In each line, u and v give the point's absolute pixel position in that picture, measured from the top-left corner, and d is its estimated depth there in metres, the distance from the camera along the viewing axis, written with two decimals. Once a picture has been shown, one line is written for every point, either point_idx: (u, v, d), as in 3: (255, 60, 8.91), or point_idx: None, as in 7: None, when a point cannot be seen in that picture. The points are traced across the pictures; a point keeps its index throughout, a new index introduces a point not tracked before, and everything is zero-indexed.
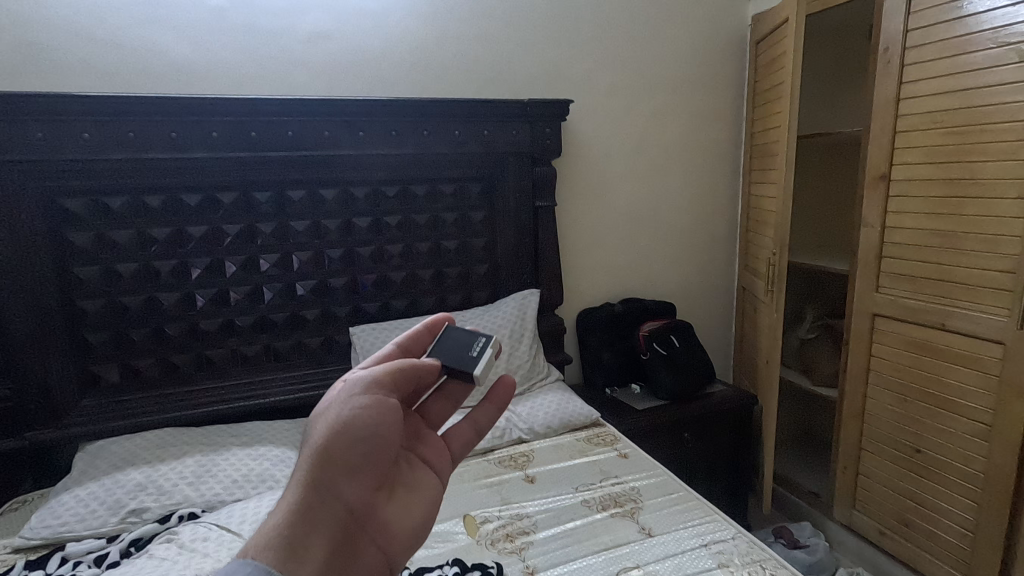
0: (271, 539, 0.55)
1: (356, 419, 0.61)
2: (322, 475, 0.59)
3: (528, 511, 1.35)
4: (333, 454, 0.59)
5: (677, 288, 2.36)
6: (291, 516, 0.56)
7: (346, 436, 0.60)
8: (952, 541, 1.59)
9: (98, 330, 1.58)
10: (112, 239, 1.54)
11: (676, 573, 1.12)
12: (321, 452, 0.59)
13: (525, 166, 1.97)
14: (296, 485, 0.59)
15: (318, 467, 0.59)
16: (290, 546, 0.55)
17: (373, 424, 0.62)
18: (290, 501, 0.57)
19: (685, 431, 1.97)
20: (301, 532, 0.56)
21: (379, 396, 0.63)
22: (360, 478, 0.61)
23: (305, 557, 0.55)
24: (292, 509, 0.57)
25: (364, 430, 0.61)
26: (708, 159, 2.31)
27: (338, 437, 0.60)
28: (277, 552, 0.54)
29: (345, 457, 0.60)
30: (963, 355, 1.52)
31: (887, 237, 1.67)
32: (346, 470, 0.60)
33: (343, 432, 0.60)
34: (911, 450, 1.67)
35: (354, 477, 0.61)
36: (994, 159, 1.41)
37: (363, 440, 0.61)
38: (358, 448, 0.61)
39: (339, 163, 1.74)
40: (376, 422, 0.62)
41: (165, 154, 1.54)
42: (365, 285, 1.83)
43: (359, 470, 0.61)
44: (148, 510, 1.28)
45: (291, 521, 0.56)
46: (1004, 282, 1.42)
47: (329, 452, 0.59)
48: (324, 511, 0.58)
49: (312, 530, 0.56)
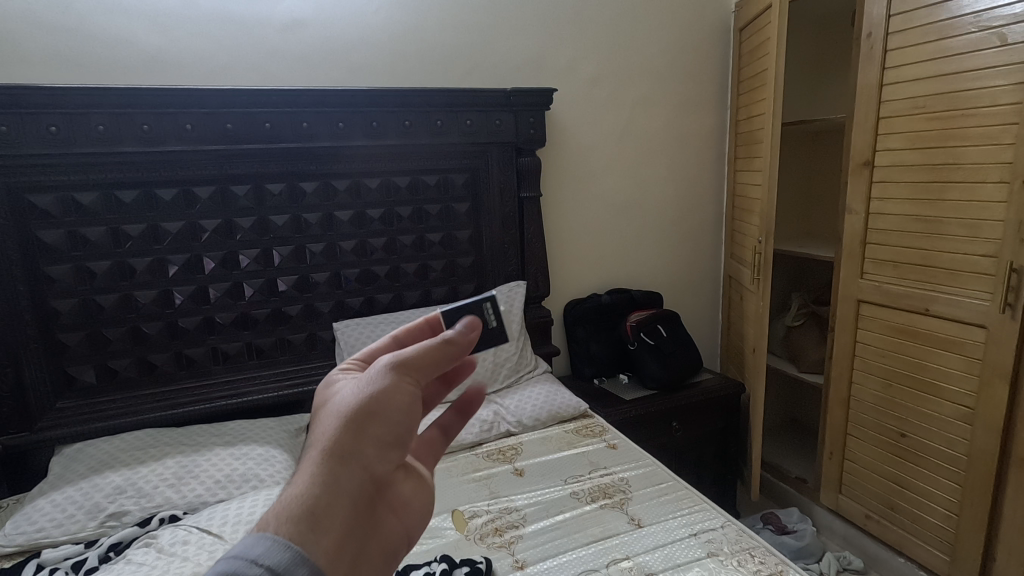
0: (289, 513, 0.42)
1: (393, 392, 0.50)
2: (351, 444, 0.47)
3: (517, 505, 1.34)
4: (363, 425, 0.48)
5: (664, 277, 2.35)
6: (313, 487, 0.44)
7: (379, 406, 0.49)
8: (937, 523, 1.61)
9: (72, 330, 1.53)
10: (85, 236, 1.50)
11: (665, 563, 1.12)
12: (353, 419, 0.48)
13: (509, 157, 1.94)
14: (317, 453, 0.46)
15: (347, 436, 0.47)
16: (308, 519, 0.42)
17: (409, 400, 0.50)
18: (310, 470, 0.45)
19: (673, 421, 1.97)
20: (325, 507, 0.43)
21: (416, 374, 0.52)
22: (391, 454, 0.50)
23: (329, 535, 0.42)
24: (316, 478, 0.45)
25: (400, 404, 0.50)
26: (694, 147, 2.30)
27: (372, 406, 0.49)
28: (293, 525, 0.41)
29: (377, 429, 0.49)
30: (947, 339, 1.53)
31: (871, 224, 1.68)
32: (374, 445, 0.49)
33: (377, 402, 0.49)
34: (896, 434, 1.69)
35: (385, 453, 0.49)
36: (976, 144, 1.42)
37: (397, 414, 0.50)
38: (391, 423, 0.50)
39: (319, 155, 1.70)
40: (413, 398, 0.51)
41: (138, 148, 1.50)
42: (349, 280, 1.80)
43: (390, 447, 0.50)
44: (127, 513, 1.25)
45: (312, 492, 0.44)
46: (987, 266, 1.42)
47: (361, 422, 0.48)
48: (349, 486, 0.46)
49: (334, 507, 0.44)
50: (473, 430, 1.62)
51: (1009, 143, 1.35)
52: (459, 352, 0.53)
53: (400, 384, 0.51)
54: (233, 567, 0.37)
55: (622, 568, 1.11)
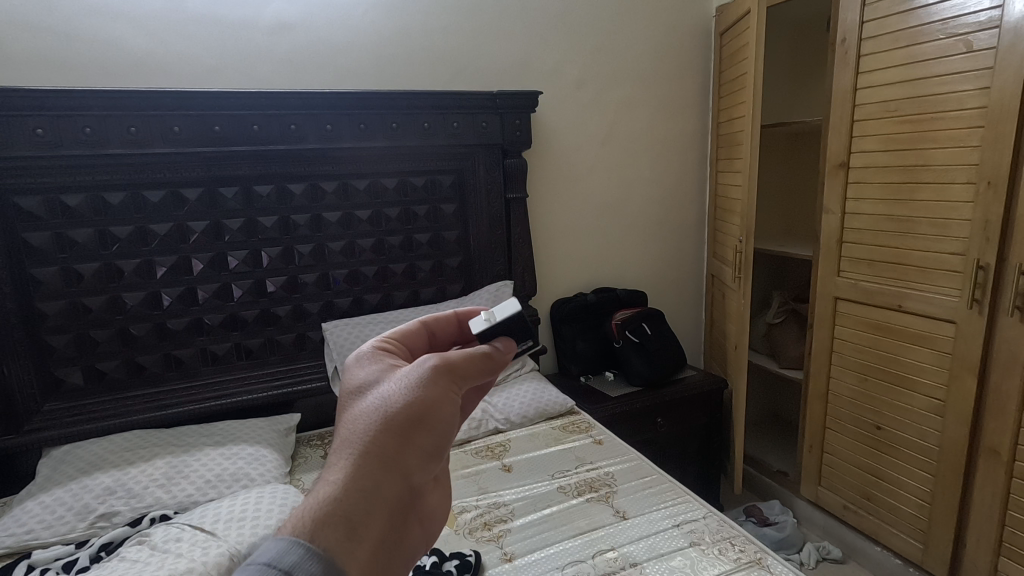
0: (327, 512, 0.42)
1: (435, 399, 0.52)
2: (393, 448, 0.48)
3: (505, 499, 1.38)
4: (409, 432, 0.49)
5: (650, 276, 2.40)
6: (350, 485, 0.44)
7: (423, 413, 0.51)
8: (912, 512, 1.66)
9: (59, 332, 1.53)
10: (71, 238, 1.50)
11: (649, 553, 1.15)
12: (398, 421, 0.49)
13: (496, 158, 1.97)
14: (357, 452, 0.46)
15: (389, 439, 0.48)
16: (348, 522, 0.42)
17: (448, 412, 0.53)
18: (350, 469, 0.45)
19: (658, 416, 2.01)
20: (362, 509, 0.44)
21: (455, 384, 0.55)
22: (428, 464, 0.50)
23: (363, 540, 0.42)
24: (355, 477, 0.45)
25: (442, 412, 0.53)
26: (677, 148, 2.34)
27: (416, 408, 0.50)
28: (336, 528, 0.41)
29: (419, 433, 0.50)
30: (920, 335, 1.58)
31: (847, 223, 1.73)
32: (417, 453, 0.50)
33: (422, 407, 0.51)
34: (872, 427, 1.74)
35: (425, 463, 0.50)
36: (944, 146, 1.47)
37: (441, 426, 0.52)
38: (432, 430, 0.51)
39: (308, 157, 1.72)
40: (454, 410, 0.54)
41: (125, 150, 1.50)
42: (337, 280, 1.82)
43: (429, 457, 0.51)
44: (117, 513, 1.26)
45: (354, 493, 0.44)
46: (955, 264, 1.48)
47: (405, 424, 0.49)
48: (387, 491, 0.46)
49: (374, 510, 0.44)
50: (463, 428, 1.65)
51: (975, 145, 1.41)
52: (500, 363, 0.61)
53: (443, 391, 0.53)
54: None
55: (608, 558, 1.14)
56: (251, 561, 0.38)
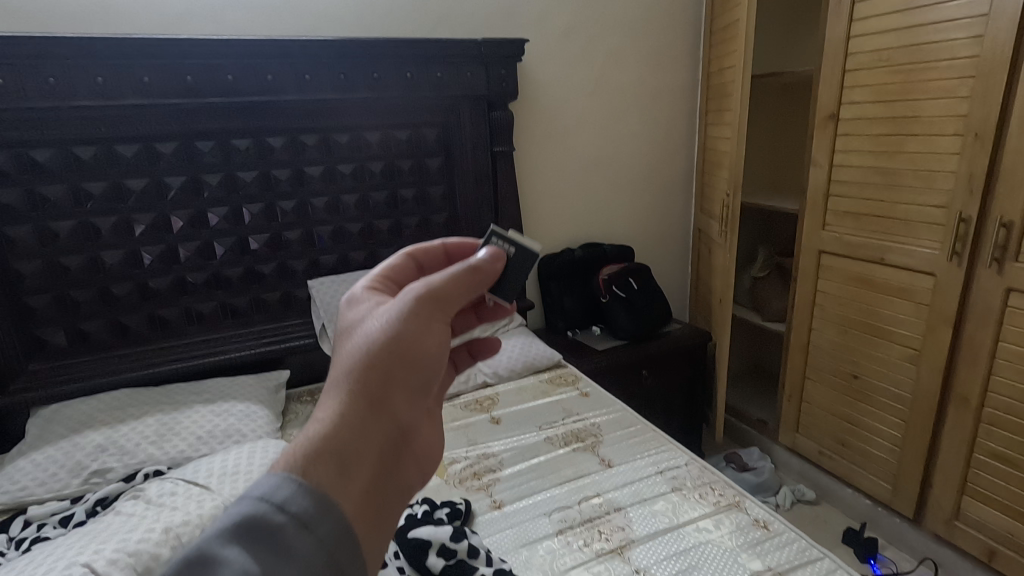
0: (318, 451, 0.42)
1: (421, 332, 0.52)
2: (381, 385, 0.48)
3: (493, 450, 1.41)
4: (394, 367, 0.49)
5: (637, 231, 2.39)
6: (340, 424, 0.44)
7: (408, 346, 0.50)
8: (883, 456, 1.73)
9: (38, 293, 1.50)
10: (44, 195, 1.45)
11: (633, 498, 1.20)
12: (382, 356, 0.49)
13: (481, 110, 1.92)
14: (344, 391, 0.47)
15: (377, 377, 0.48)
16: (340, 459, 0.42)
17: (435, 343, 0.52)
18: (337, 407, 0.45)
19: (644, 368, 2.05)
20: (352, 446, 0.44)
21: (442, 313, 0.54)
22: (418, 399, 0.51)
23: (355, 477, 0.43)
24: (343, 415, 0.45)
25: (428, 343, 0.52)
26: (667, 100, 2.30)
27: (401, 343, 0.50)
28: (329, 466, 0.41)
29: (405, 369, 0.50)
30: (900, 286, 1.61)
31: (834, 176, 1.73)
32: (404, 389, 0.49)
33: (407, 342, 0.51)
34: (849, 377, 1.80)
35: (413, 397, 0.50)
36: (934, 97, 1.46)
37: (428, 359, 0.52)
38: (421, 364, 0.51)
39: (286, 109, 1.66)
40: (441, 339, 0.53)
41: (94, 102, 1.44)
42: (322, 238, 1.79)
43: (418, 390, 0.51)
44: (111, 470, 1.28)
45: (343, 431, 0.44)
46: (939, 217, 1.49)
47: (391, 360, 0.49)
48: (376, 427, 0.46)
49: (365, 448, 0.44)
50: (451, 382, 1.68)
51: (965, 96, 1.39)
52: (486, 278, 0.58)
53: (429, 321, 0.53)
54: (257, 511, 0.37)
55: (593, 504, 1.19)
56: (248, 493, 0.39)
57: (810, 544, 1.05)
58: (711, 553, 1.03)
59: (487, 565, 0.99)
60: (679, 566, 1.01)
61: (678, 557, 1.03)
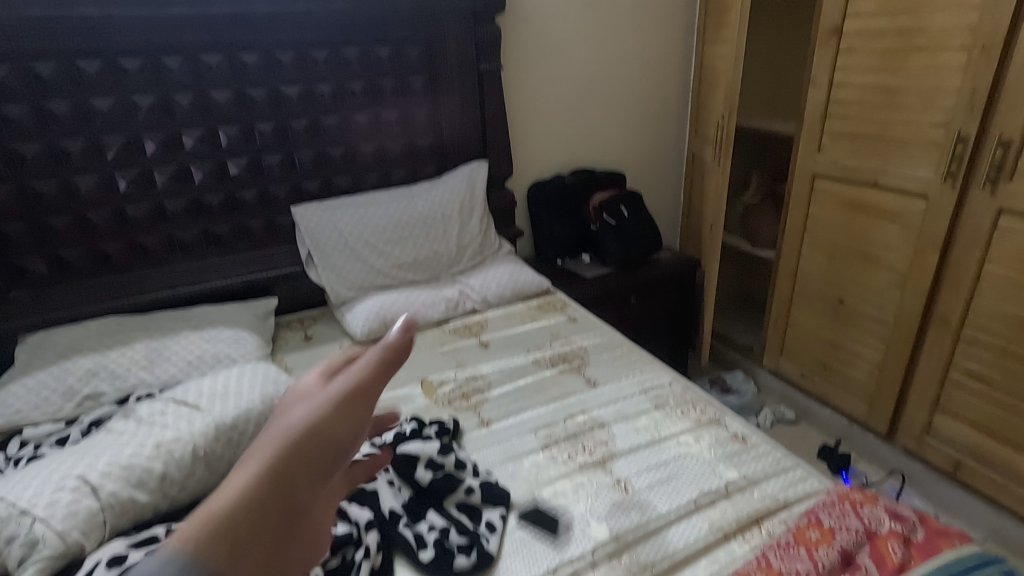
0: (208, 532, 0.39)
1: (335, 422, 0.50)
2: (287, 477, 0.45)
3: (482, 372, 1.43)
4: (302, 455, 0.47)
5: (630, 157, 2.33)
6: (238, 508, 0.42)
7: (324, 438, 0.49)
8: (862, 377, 1.78)
9: (12, 219, 1.46)
10: (5, 114, 1.38)
11: (617, 416, 1.23)
12: (294, 449, 0.47)
13: (467, 25, 1.81)
14: (249, 476, 0.44)
15: (284, 463, 0.46)
16: (230, 546, 0.39)
17: (350, 436, 0.51)
18: (237, 491, 0.42)
19: (632, 295, 2.06)
20: (246, 530, 0.41)
21: (362, 408, 0.53)
22: (321, 487, 0.48)
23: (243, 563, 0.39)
24: (243, 499, 0.42)
25: (342, 434, 0.50)
26: (664, 15, 2.18)
27: (316, 436, 0.48)
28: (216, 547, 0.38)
29: (317, 459, 0.48)
30: (892, 210, 1.59)
31: (833, 95, 1.67)
32: (312, 479, 0.47)
33: (321, 432, 0.49)
34: (835, 302, 1.81)
35: (320, 487, 0.48)
36: (944, 7, 1.38)
37: (341, 459, 0.50)
38: (331, 452, 0.49)
39: (258, 22, 1.56)
40: (356, 430, 0.52)
41: (48, 12, 1.34)
42: (304, 162, 1.73)
43: (327, 483, 0.48)
44: (104, 393, 1.30)
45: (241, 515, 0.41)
46: (937, 137, 1.46)
47: (303, 452, 0.47)
48: (280, 531, 0.43)
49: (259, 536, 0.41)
50: (440, 308, 1.68)
51: (976, 6, 1.32)
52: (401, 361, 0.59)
53: (344, 410, 0.51)
54: None
55: (578, 421, 1.22)
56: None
57: (785, 455, 1.09)
58: (690, 465, 1.07)
59: (473, 475, 1.04)
60: (658, 476, 1.05)
61: (658, 469, 1.07)
